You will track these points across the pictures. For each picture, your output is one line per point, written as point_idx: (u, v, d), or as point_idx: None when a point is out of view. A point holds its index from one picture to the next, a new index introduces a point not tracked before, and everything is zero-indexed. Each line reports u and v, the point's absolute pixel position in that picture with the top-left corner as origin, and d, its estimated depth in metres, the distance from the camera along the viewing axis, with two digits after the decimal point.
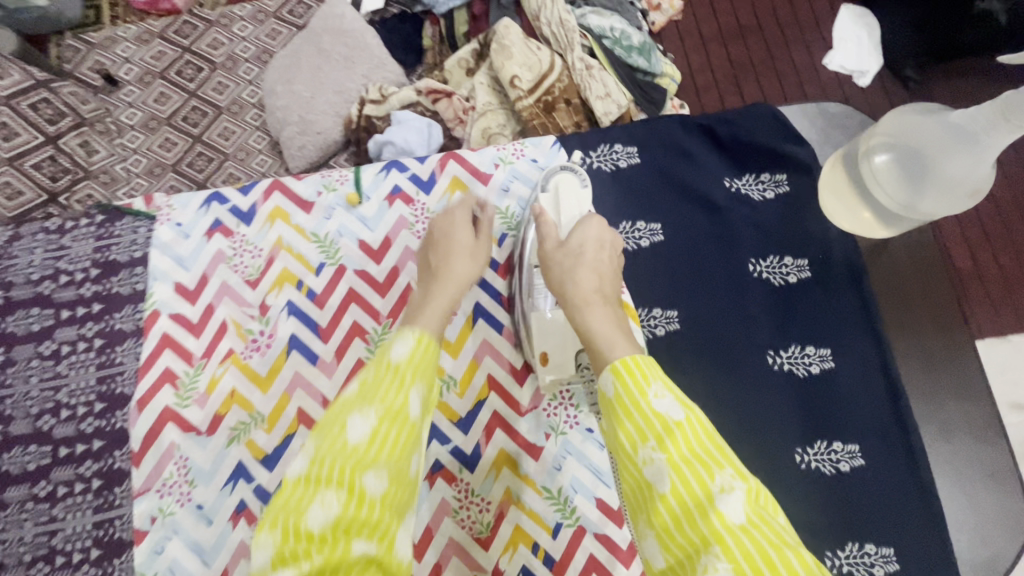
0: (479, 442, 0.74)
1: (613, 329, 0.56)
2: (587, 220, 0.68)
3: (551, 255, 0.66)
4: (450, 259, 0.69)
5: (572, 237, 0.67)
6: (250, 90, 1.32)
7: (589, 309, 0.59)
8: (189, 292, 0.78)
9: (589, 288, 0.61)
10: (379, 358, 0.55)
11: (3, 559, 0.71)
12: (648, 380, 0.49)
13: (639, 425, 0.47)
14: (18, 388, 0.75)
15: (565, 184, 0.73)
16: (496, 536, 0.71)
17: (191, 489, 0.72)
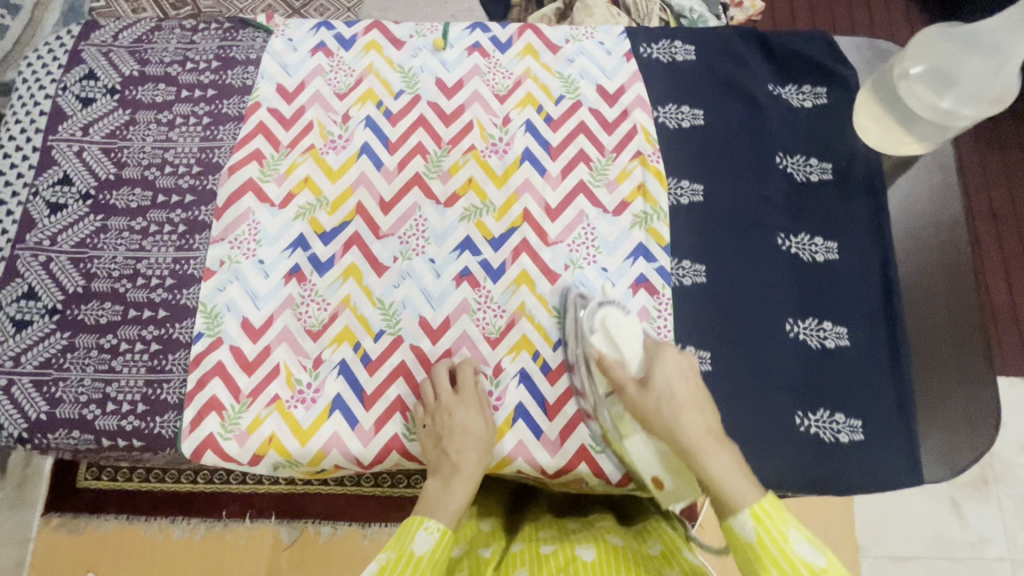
0: (506, 261, 0.83)
1: (736, 474, 0.58)
2: (658, 355, 0.68)
3: (642, 407, 0.66)
4: (454, 455, 0.71)
5: (649, 377, 0.67)
6: (345, 16, 1.68)
7: (710, 456, 0.60)
8: (288, 94, 0.91)
9: (698, 431, 0.62)
10: (401, 548, 0.59)
11: (96, 270, 0.84)
12: (786, 527, 0.54)
13: (784, 567, 0.52)
14: (135, 143, 0.90)
15: (613, 316, 0.72)
16: (505, 338, 0.81)
17: (257, 247, 0.84)
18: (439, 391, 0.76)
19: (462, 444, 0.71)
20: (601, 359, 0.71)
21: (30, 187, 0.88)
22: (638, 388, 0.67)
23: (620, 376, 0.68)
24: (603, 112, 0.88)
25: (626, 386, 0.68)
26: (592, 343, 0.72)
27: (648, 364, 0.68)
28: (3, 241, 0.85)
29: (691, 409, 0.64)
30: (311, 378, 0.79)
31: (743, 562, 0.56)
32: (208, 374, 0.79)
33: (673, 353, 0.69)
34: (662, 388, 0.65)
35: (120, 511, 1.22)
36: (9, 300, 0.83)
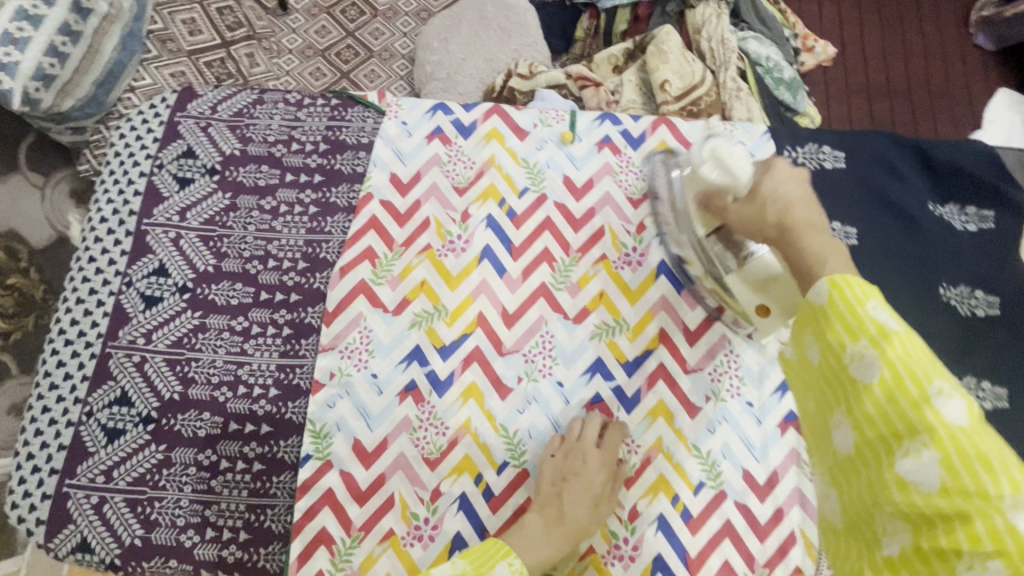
0: (641, 387, 0.77)
1: (849, 252, 0.49)
2: (771, 165, 0.59)
3: (747, 212, 0.59)
4: (568, 500, 0.68)
5: (755, 189, 0.59)
6: (402, 41, 1.58)
7: (814, 236, 0.52)
8: (402, 185, 0.84)
9: (808, 216, 0.54)
10: (482, 567, 0.56)
11: (194, 374, 0.78)
12: (866, 296, 0.44)
13: (850, 326, 0.44)
14: (236, 232, 0.83)
15: (724, 147, 0.63)
16: (640, 478, 0.74)
17: (369, 358, 0.77)
18: (576, 437, 0.73)
19: (576, 499, 0.68)
20: (710, 195, 0.65)
21: (122, 276, 0.81)
22: (743, 200, 0.60)
23: (724, 207, 0.63)
24: None
25: (731, 204, 0.62)
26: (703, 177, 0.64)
27: (760, 175, 0.59)
28: (94, 336, 0.79)
29: (808, 205, 0.55)
30: (429, 512, 0.73)
31: (808, 324, 0.48)
32: (318, 503, 0.73)
33: (788, 166, 0.59)
34: (765, 197, 0.57)
35: None
36: (101, 405, 0.76)
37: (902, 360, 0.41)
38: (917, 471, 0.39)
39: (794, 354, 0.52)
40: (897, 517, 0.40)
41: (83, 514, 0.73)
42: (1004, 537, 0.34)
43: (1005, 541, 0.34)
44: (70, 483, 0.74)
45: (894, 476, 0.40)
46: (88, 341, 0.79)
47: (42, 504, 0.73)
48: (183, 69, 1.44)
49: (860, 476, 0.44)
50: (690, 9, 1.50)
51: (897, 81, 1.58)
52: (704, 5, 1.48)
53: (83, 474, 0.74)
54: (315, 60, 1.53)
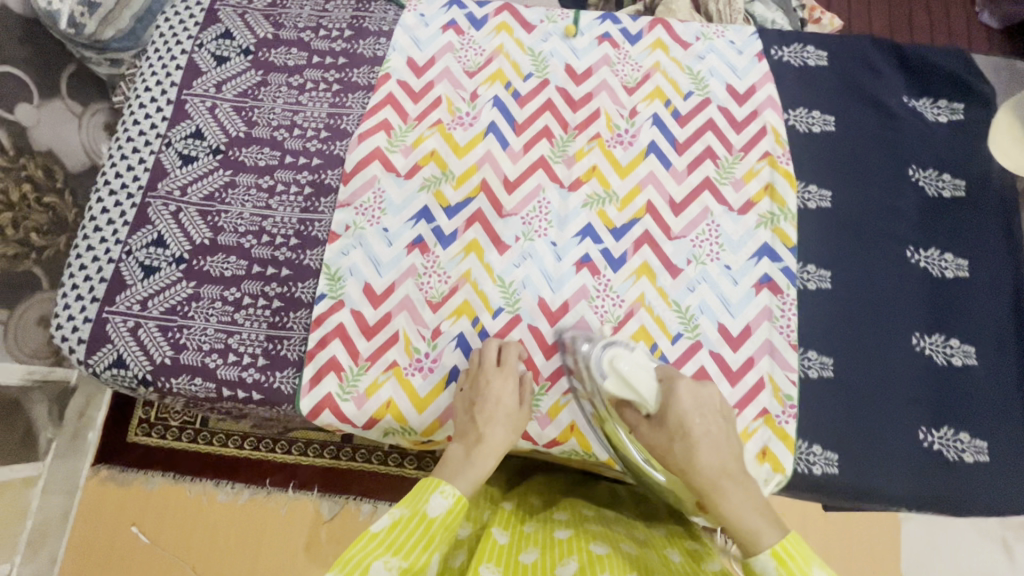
0: (627, 251, 0.83)
1: (756, 515, 0.53)
2: (674, 390, 0.62)
3: (661, 445, 0.61)
4: (484, 427, 0.69)
5: (663, 415, 0.61)
6: None
7: (729, 499, 0.55)
8: (417, 68, 0.92)
9: (715, 467, 0.56)
10: (414, 505, 0.57)
11: (223, 224, 0.86)
12: (810, 565, 0.48)
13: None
14: (266, 104, 0.91)
15: (620, 356, 0.67)
16: (623, 327, 0.81)
17: (381, 215, 0.85)
18: (478, 365, 0.76)
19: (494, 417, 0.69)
20: (622, 406, 0.67)
21: (163, 138, 0.90)
22: (653, 429, 0.62)
23: (637, 422, 0.65)
24: (732, 111, 0.88)
25: (640, 423, 0.65)
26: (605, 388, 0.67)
27: (665, 401, 0.62)
28: (135, 189, 0.87)
29: (715, 445, 0.58)
30: (429, 348, 0.80)
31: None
32: (330, 334, 0.81)
33: (690, 387, 0.62)
34: (670, 429, 0.60)
35: (167, 471, 1.33)
36: (140, 245, 0.85)
37: None
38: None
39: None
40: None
41: (121, 336, 0.81)
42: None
43: None
44: (110, 310, 0.82)
45: None
46: (130, 193, 0.87)
47: (84, 326, 0.82)
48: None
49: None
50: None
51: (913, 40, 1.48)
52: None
53: (121, 303, 0.82)
54: None
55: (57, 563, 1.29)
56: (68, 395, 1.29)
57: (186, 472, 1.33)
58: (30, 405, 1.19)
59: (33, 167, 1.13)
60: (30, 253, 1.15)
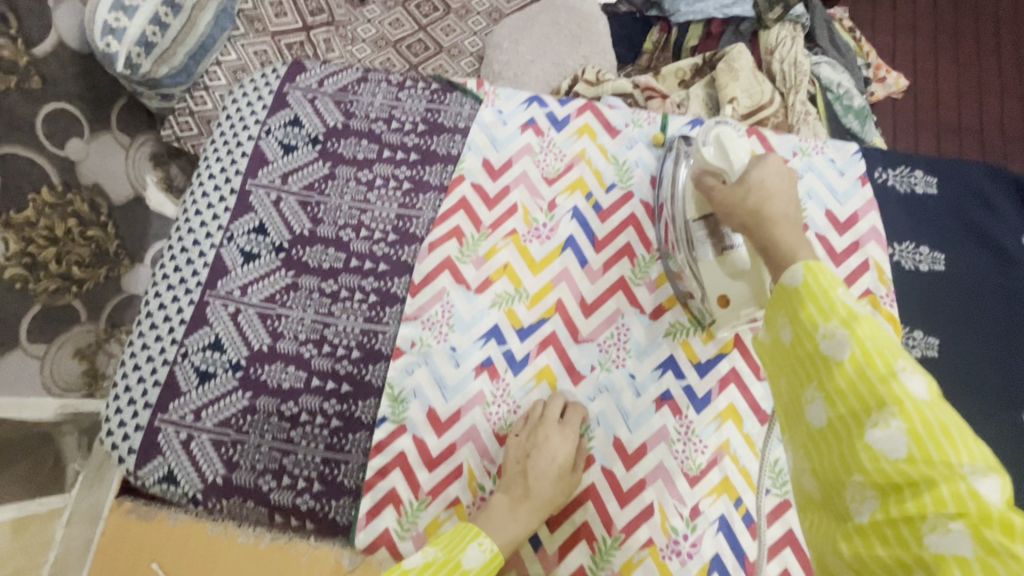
0: (712, 389, 0.77)
1: (803, 247, 0.53)
2: (766, 157, 0.64)
3: (732, 198, 0.62)
4: (533, 479, 0.70)
5: (744, 176, 0.63)
6: (471, 40, 1.63)
7: (785, 227, 0.56)
8: (494, 170, 0.87)
9: (781, 209, 0.58)
10: (451, 553, 0.62)
11: (282, 330, 0.82)
12: (840, 281, 0.45)
13: (821, 307, 0.44)
14: (333, 200, 0.87)
15: (729, 134, 0.68)
16: (705, 477, 0.74)
17: (449, 332, 0.81)
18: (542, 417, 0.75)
19: (543, 477, 0.70)
20: (703, 176, 0.69)
21: (224, 231, 0.86)
22: (729, 184, 0.64)
23: (710, 187, 0.67)
24: (831, 240, 0.81)
25: (718, 188, 0.66)
26: (703, 157, 0.70)
27: (749, 167, 0.64)
28: (194, 285, 0.84)
29: (783, 197, 0.60)
30: (495, 485, 0.75)
31: (780, 305, 0.48)
32: (389, 463, 0.76)
33: (781, 161, 0.63)
34: (752, 181, 0.61)
35: None
36: (196, 348, 0.81)
37: (874, 339, 0.41)
38: (887, 443, 0.37)
39: (767, 338, 0.51)
40: (867, 490, 0.38)
41: (172, 448, 0.77)
42: (969, 501, 0.33)
43: (970, 505, 0.33)
44: (162, 418, 0.78)
45: (863, 448, 0.39)
46: (189, 289, 0.84)
47: (135, 434, 0.78)
48: (266, 48, 1.40)
49: (831, 452, 0.42)
50: (765, 29, 1.51)
51: (969, 119, 1.56)
52: (779, 26, 1.49)
53: (174, 411, 0.79)
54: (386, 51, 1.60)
55: None
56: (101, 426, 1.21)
57: None
58: (62, 437, 1.11)
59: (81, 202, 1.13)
60: (71, 286, 1.13)
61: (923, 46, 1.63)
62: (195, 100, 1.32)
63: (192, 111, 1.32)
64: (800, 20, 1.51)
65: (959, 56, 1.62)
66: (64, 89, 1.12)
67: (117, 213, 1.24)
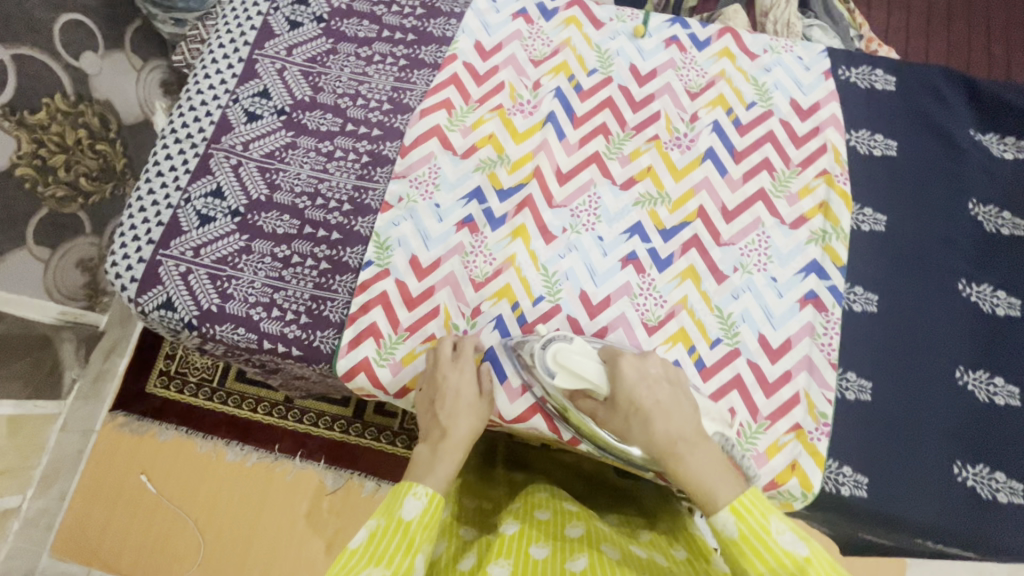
0: (674, 252, 0.83)
1: (715, 475, 0.56)
2: (618, 370, 0.66)
3: (619, 427, 0.66)
4: (454, 421, 0.69)
5: (614, 399, 0.66)
6: None
7: (686, 456, 0.59)
8: (484, 52, 0.93)
9: (672, 431, 0.61)
10: (390, 514, 0.58)
11: (280, 183, 0.88)
12: (769, 519, 0.52)
13: (769, 563, 0.50)
14: (333, 72, 0.93)
15: (565, 347, 0.68)
16: (662, 327, 0.80)
17: (435, 191, 0.87)
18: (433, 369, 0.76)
19: (456, 417, 0.70)
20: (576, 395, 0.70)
21: (231, 93, 0.92)
22: (611, 415, 0.67)
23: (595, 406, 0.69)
24: (793, 125, 0.88)
25: (600, 405, 0.68)
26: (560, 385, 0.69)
27: (612, 383, 0.66)
28: (199, 140, 0.90)
29: (667, 412, 0.63)
30: (468, 325, 0.82)
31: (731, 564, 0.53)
32: (372, 300, 0.82)
33: (631, 362, 0.67)
34: (625, 409, 0.64)
35: (182, 426, 1.48)
36: (199, 194, 0.87)
37: None
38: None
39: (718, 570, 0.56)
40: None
41: (172, 279, 0.83)
42: None
43: None
44: (164, 253, 0.84)
45: None
46: (194, 143, 0.90)
47: (137, 266, 0.84)
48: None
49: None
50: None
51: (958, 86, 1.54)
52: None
53: (176, 247, 0.85)
54: None
55: (67, 497, 1.45)
56: (96, 340, 1.45)
57: (198, 429, 1.47)
58: (60, 342, 1.35)
59: (89, 113, 1.32)
60: (78, 198, 1.34)
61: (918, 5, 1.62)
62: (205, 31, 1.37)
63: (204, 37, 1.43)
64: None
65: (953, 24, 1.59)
66: (82, 5, 1.29)
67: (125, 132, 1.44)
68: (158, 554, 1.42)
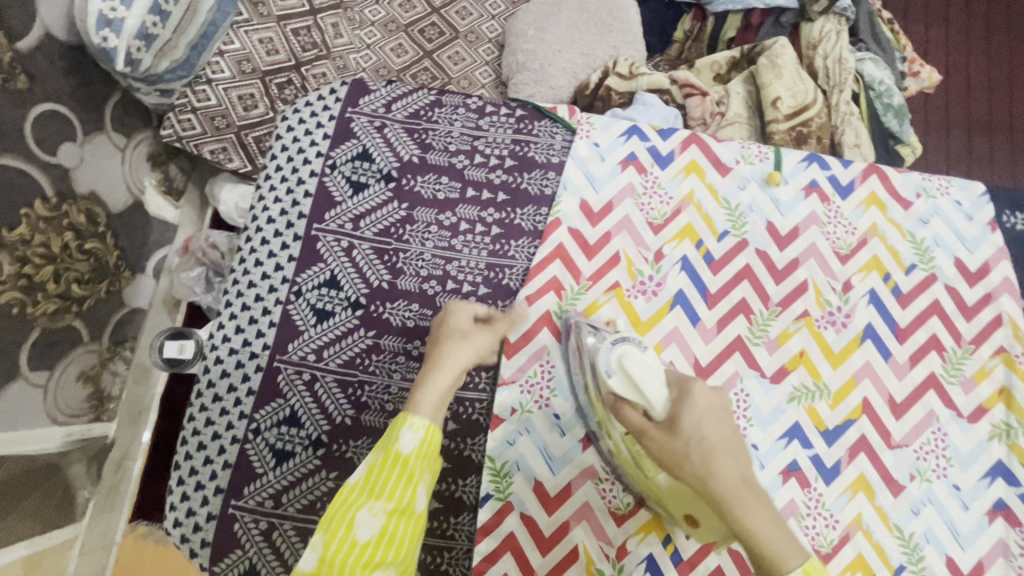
0: (841, 459, 0.72)
1: (782, 538, 0.50)
2: (686, 397, 0.54)
3: (665, 451, 0.54)
4: (446, 345, 0.64)
5: (674, 425, 0.54)
6: (489, 25, 1.45)
7: (751, 507, 0.50)
8: (593, 214, 0.78)
9: (736, 478, 0.51)
10: (386, 449, 0.56)
11: (366, 400, 0.73)
12: None
13: None
14: (414, 247, 0.77)
15: (630, 353, 0.59)
16: (838, 554, 0.70)
17: (550, 397, 0.73)
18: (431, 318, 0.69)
19: (445, 343, 0.64)
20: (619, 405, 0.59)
21: (291, 284, 0.76)
22: (660, 434, 0.54)
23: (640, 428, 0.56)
24: (961, 292, 0.76)
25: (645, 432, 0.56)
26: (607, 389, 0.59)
27: (677, 408, 0.54)
28: (260, 348, 0.74)
29: (738, 455, 0.52)
30: (615, 570, 0.69)
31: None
32: (500, 546, 0.69)
33: (707, 394, 0.55)
34: (688, 436, 0.52)
35: None
36: (269, 424, 0.72)
37: None
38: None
39: None
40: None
41: (252, 540, 0.69)
42: None
43: None
44: (236, 504, 0.70)
45: None
46: (254, 353, 0.74)
47: (208, 525, 0.70)
48: (272, 36, 1.22)
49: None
50: (808, 21, 1.38)
51: (978, 143, 1.54)
52: (824, 18, 1.36)
53: (250, 497, 0.70)
54: (397, 36, 1.41)
55: None
56: (107, 452, 1.37)
57: None
58: (69, 466, 1.24)
59: (75, 213, 1.15)
60: (71, 307, 1.19)
61: (937, 58, 1.62)
62: (197, 95, 1.18)
63: (194, 108, 1.18)
64: (846, 12, 1.37)
65: (967, 78, 1.60)
66: (55, 88, 1.10)
67: (114, 222, 1.28)
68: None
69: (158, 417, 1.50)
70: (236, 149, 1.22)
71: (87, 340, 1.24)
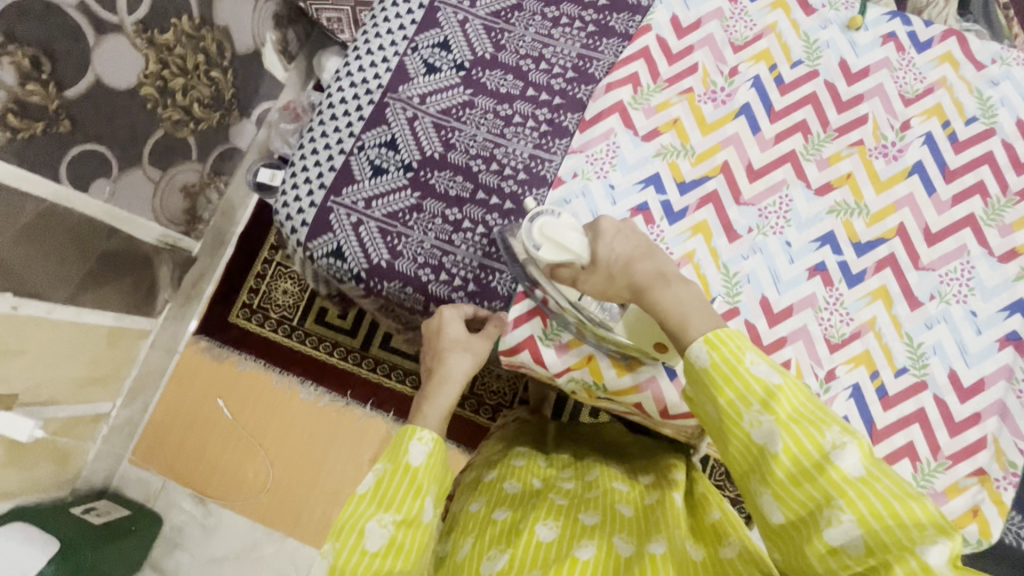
0: (867, 269, 0.78)
1: (690, 302, 0.62)
2: (597, 232, 0.71)
3: (602, 283, 0.70)
4: (448, 358, 0.76)
5: (595, 261, 0.70)
6: None
7: (660, 290, 0.65)
8: (680, 28, 0.87)
9: (650, 271, 0.67)
10: (396, 460, 0.65)
11: (454, 142, 0.85)
12: (742, 351, 0.54)
13: (741, 391, 0.53)
14: (517, 30, 0.89)
15: (549, 222, 0.71)
16: (846, 346, 0.76)
17: (610, 170, 0.82)
18: (427, 329, 0.80)
19: (447, 359, 0.76)
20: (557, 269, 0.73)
21: (409, 41, 0.89)
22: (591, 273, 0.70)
23: (574, 277, 0.72)
24: (1017, 148, 0.80)
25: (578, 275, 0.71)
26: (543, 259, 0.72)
27: (594, 244, 0.70)
28: (375, 86, 0.87)
29: (647, 256, 0.69)
30: None
31: (700, 388, 0.56)
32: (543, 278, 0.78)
33: (610, 223, 0.71)
34: (607, 260, 0.69)
35: (259, 358, 1.54)
36: (372, 143, 0.85)
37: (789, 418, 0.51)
38: (843, 536, 0.49)
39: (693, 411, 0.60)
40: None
41: (342, 228, 0.82)
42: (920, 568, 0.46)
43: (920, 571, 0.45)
44: (335, 200, 0.83)
45: (823, 543, 0.49)
46: (369, 89, 0.87)
47: (308, 210, 0.84)
48: None
49: (794, 537, 0.52)
50: None
51: None
52: None
53: (347, 196, 0.83)
54: None
55: (149, 411, 1.55)
56: (189, 265, 1.49)
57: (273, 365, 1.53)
58: (159, 263, 1.39)
59: (210, 40, 1.28)
60: (190, 123, 1.32)
61: None
62: None
63: None
64: None
65: None
66: None
67: (237, 60, 1.39)
68: (218, 487, 1.51)
69: (233, 253, 1.58)
70: (350, 21, 1.37)
71: (195, 158, 1.38)
